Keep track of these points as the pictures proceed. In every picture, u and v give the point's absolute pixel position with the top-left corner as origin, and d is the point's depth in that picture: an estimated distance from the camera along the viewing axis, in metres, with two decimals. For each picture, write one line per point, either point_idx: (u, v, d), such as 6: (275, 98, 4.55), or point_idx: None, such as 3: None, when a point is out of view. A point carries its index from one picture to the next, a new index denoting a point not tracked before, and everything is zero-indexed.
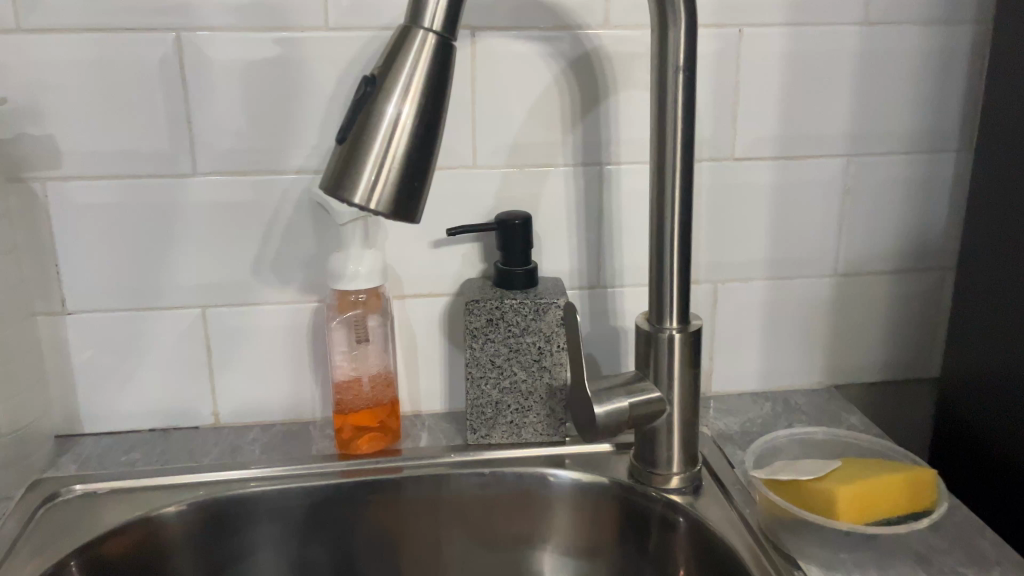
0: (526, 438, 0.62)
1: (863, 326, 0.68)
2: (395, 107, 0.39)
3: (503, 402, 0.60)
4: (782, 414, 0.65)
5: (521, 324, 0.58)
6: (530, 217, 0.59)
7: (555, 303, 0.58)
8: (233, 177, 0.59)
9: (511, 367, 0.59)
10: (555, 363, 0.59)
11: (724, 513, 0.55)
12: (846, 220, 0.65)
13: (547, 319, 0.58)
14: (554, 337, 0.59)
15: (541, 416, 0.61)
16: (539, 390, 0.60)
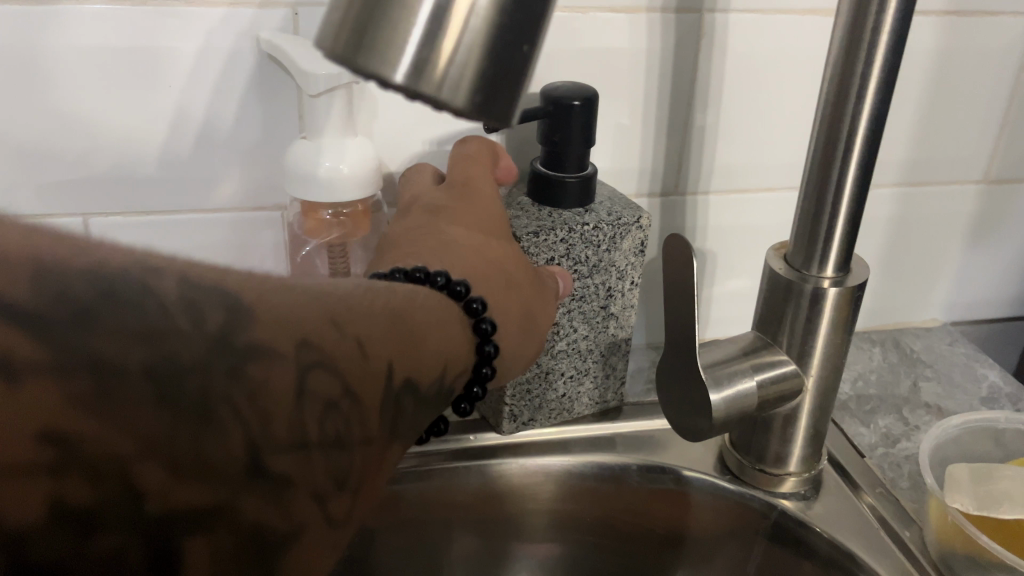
0: (577, 412, 0.44)
1: (1001, 253, 0.52)
2: None
3: (554, 370, 0.41)
4: (900, 367, 0.49)
5: (590, 260, 0.39)
6: (597, 95, 0.37)
7: (635, 222, 0.39)
8: (119, 6, 0.36)
9: (571, 321, 0.40)
10: (624, 308, 0.42)
11: (864, 533, 0.39)
12: (1016, 107, 0.47)
13: (623, 248, 0.39)
14: (627, 272, 0.40)
15: (597, 379, 0.44)
16: (599, 347, 0.42)
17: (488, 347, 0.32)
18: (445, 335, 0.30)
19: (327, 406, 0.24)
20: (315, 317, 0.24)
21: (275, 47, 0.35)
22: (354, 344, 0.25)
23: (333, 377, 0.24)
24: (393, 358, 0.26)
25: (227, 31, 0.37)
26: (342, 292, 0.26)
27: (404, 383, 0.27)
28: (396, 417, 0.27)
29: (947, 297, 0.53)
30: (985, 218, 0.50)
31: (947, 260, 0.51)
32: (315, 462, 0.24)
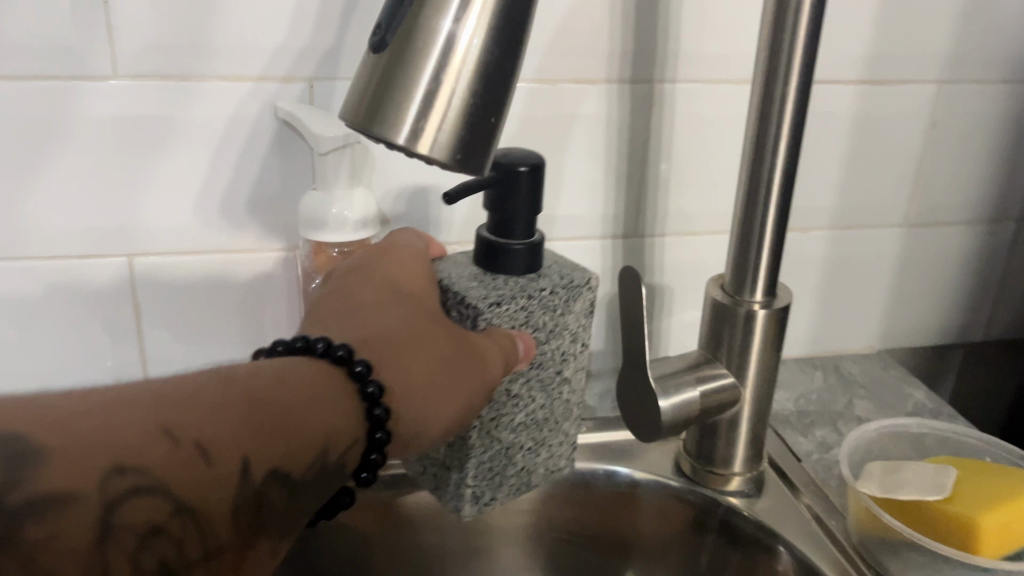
0: (536, 483, 0.44)
1: (925, 289, 0.59)
2: (454, 20, 0.25)
3: (512, 444, 0.41)
4: (838, 387, 0.56)
5: (546, 325, 0.39)
6: (542, 162, 0.38)
7: (587, 285, 0.40)
8: (167, 82, 0.43)
9: (526, 390, 0.40)
10: (576, 369, 0.42)
11: (799, 524, 0.45)
12: (928, 161, 0.55)
13: (576, 309, 0.40)
14: (579, 335, 0.41)
15: (553, 448, 0.43)
16: (555, 413, 0.42)
17: (378, 410, 0.30)
18: (324, 407, 0.29)
19: (150, 532, 0.24)
20: (143, 428, 0.25)
21: (294, 114, 0.43)
22: (193, 450, 0.25)
23: (156, 498, 0.24)
24: (247, 450, 0.26)
25: (255, 101, 0.44)
26: (185, 391, 0.27)
27: (268, 476, 0.27)
28: (258, 518, 0.27)
29: (880, 328, 0.60)
30: (909, 257, 0.58)
31: (878, 295, 0.58)
32: None
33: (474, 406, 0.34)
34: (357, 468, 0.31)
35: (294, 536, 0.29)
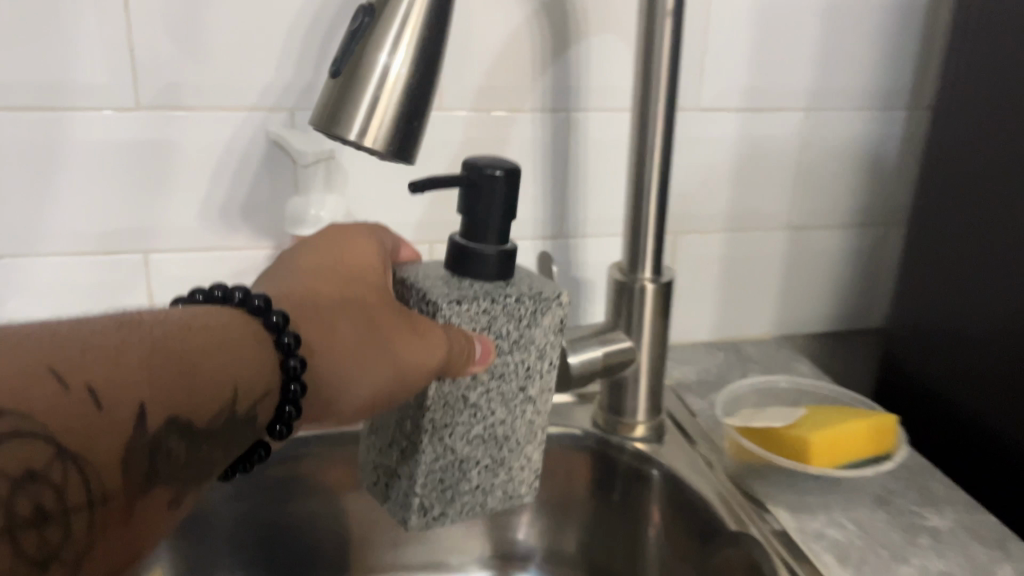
0: (490, 502, 0.42)
1: (811, 283, 0.70)
2: (387, 57, 0.37)
3: (469, 462, 0.40)
4: (735, 364, 0.67)
5: (510, 336, 0.39)
6: (519, 172, 0.39)
7: (556, 306, 0.40)
8: (179, 111, 0.55)
9: (490, 407, 0.40)
10: (542, 390, 0.41)
11: (690, 460, 0.55)
12: (804, 174, 0.66)
13: (544, 324, 0.40)
14: (546, 352, 0.41)
15: (510, 471, 0.41)
16: (516, 437, 0.41)
17: (293, 361, 0.33)
18: (230, 357, 0.31)
19: (30, 475, 0.24)
20: (30, 365, 0.25)
21: (281, 136, 0.54)
22: (83, 391, 0.26)
23: (32, 442, 0.24)
24: (141, 395, 0.27)
25: (248, 127, 0.56)
26: (77, 341, 0.27)
27: (164, 425, 0.28)
28: (153, 464, 0.27)
29: (775, 316, 0.71)
30: (795, 255, 0.69)
31: (771, 288, 0.70)
32: (26, 539, 0.24)
33: (386, 394, 0.36)
34: (272, 421, 0.33)
35: (193, 493, 0.30)
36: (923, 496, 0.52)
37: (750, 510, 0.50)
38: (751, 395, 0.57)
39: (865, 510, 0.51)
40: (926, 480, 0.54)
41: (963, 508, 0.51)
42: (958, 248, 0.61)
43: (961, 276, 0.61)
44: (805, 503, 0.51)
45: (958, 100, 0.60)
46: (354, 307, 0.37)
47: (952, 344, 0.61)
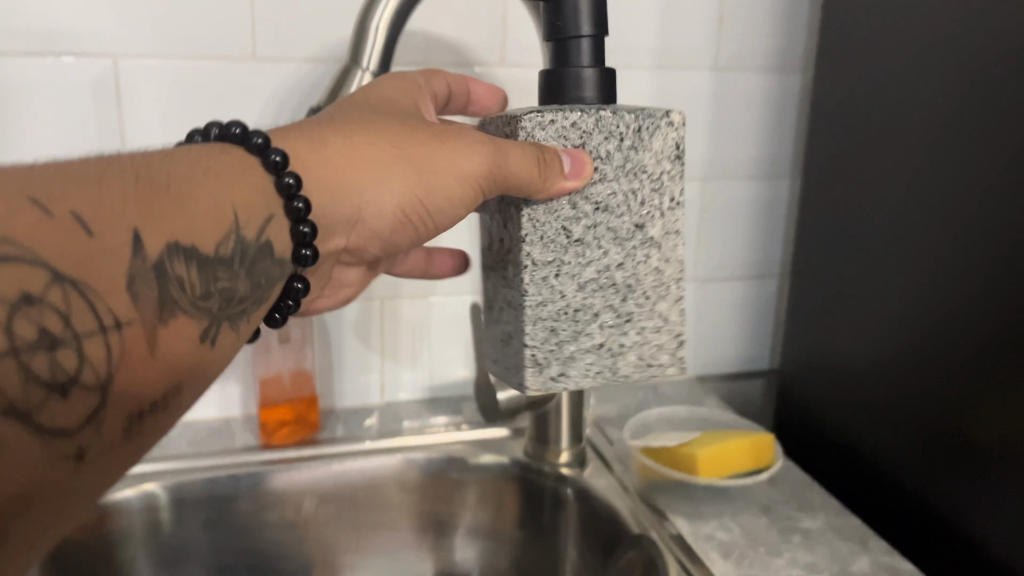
0: (625, 370, 0.46)
1: (716, 327, 0.81)
2: None
3: (586, 311, 0.44)
4: (653, 401, 0.77)
5: (616, 166, 0.43)
6: None
7: (665, 120, 0.43)
8: None
9: (597, 243, 0.44)
10: (667, 233, 0.45)
11: (606, 481, 0.63)
12: (703, 233, 0.78)
13: (654, 147, 0.43)
14: (663, 183, 0.44)
15: (647, 328, 0.45)
16: (644, 283, 0.45)
17: (289, 179, 0.39)
18: (218, 189, 0.37)
19: (32, 300, 0.28)
20: (18, 198, 0.29)
21: None
22: (72, 217, 0.30)
23: (31, 266, 0.28)
24: (135, 221, 0.32)
25: None
26: (70, 184, 0.31)
27: (163, 251, 0.33)
28: (160, 299, 0.33)
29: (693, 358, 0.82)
30: (701, 304, 0.80)
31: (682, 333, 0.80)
32: (70, 353, 0.29)
33: (439, 174, 0.43)
34: (297, 245, 0.40)
35: (223, 321, 0.37)
36: (801, 503, 0.61)
37: (652, 518, 0.59)
38: (662, 425, 0.68)
39: (750, 514, 0.60)
40: (805, 490, 0.63)
41: (833, 510, 0.60)
42: (829, 293, 0.72)
43: (832, 320, 0.72)
44: (699, 511, 0.60)
45: (821, 169, 0.73)
46: (399, 151, 0.43)
47: (830, 375, 0.72)
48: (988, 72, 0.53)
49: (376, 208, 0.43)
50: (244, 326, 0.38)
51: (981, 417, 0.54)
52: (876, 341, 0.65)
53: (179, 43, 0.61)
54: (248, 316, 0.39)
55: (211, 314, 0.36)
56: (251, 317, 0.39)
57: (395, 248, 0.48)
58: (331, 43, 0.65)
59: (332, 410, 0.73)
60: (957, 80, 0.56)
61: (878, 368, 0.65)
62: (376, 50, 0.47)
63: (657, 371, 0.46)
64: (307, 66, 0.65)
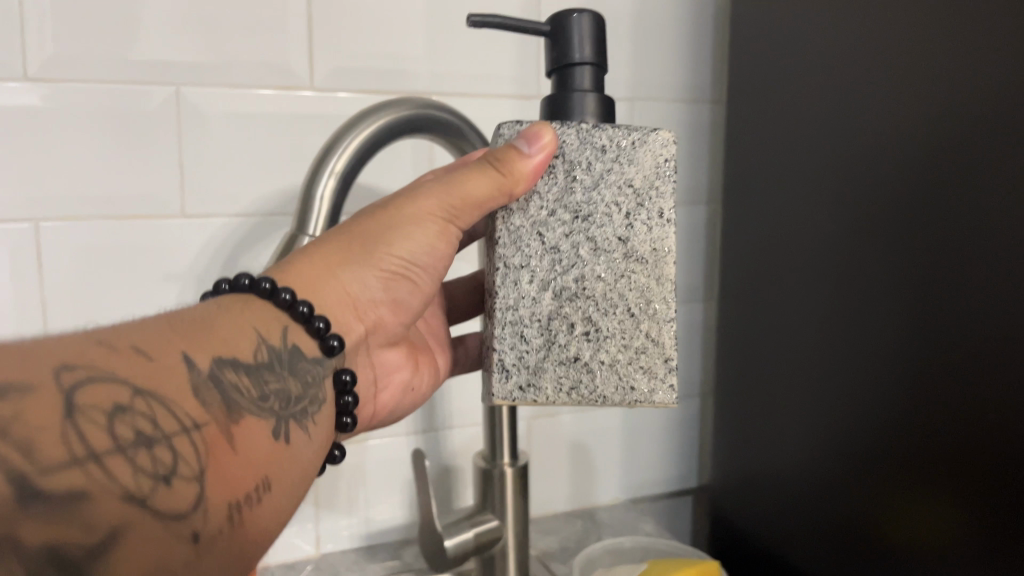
0: (603, 390, 0.40)
1: (645, 450, 0.83)
2: None
3: (561, 318, 0.40)
4: (591, 530, 0.78)
5: (597, 174, 0.40)
6: (603, 22, 0.41)
7: (653, 137, 0.41)
8: None
9: (577, 250, 0.40)
10: (657, 249, 0.41)
11: None
12: None
13: (642, 163, 0.41)
14: (652, 199, 0.41)
15: (630, 348, 0.41)
16: (628, 301, 0.41)
17: (286, 294, 0.40)
18: (242, 318, 0.39)
19: (123, 407, 0.29)
20: (75, 347, 0.30)
21: None
22: (129, 350, 0.32)
23: (113, 382, 0.30)
24: (182, 346, 0.34)
25: None
26: (117, 331, 0.33)
27: (212, 364, 0.35)
28: (226, 403, 0.34)
29: (619, 484, 0.83)
30: (630, 429, 0.82)
31: (614, 457, 0.82)
32: (170, 447, 0.30)
33: (409, 226, 0.44)
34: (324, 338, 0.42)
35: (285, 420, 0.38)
36: None
37: None
38: (603, 557, 0.68)
39: None
40: None
41: None
42: (754, 411, 0.75)
43: (760, 437, 0.75)
44: None
45: (737, 295, 0.78)
46: (361, 232, 0.44)
47: (761, 490, 0.74)
48: (878, 218, 0.58)
49: (364, 282, 0.44)
50: (310, 426, 0.40)
51: (910, 502, 0.56)
52: (802, 446, 0.68)
53: (105, 204, 0.61)
54: (311, 416, 0.40)
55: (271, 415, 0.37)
56: (316, 418, 0.40)
57: (409, 310, 0.48)
58: (260, 199, 0.66)
59: (264, 568, 0.70)
60: (853, 219, 0.61)
61: (806, 470, 0.68)
62: (323, 216, 0.48)
63: (639, 398, 0.41)
64: (235, 221, 0.65)
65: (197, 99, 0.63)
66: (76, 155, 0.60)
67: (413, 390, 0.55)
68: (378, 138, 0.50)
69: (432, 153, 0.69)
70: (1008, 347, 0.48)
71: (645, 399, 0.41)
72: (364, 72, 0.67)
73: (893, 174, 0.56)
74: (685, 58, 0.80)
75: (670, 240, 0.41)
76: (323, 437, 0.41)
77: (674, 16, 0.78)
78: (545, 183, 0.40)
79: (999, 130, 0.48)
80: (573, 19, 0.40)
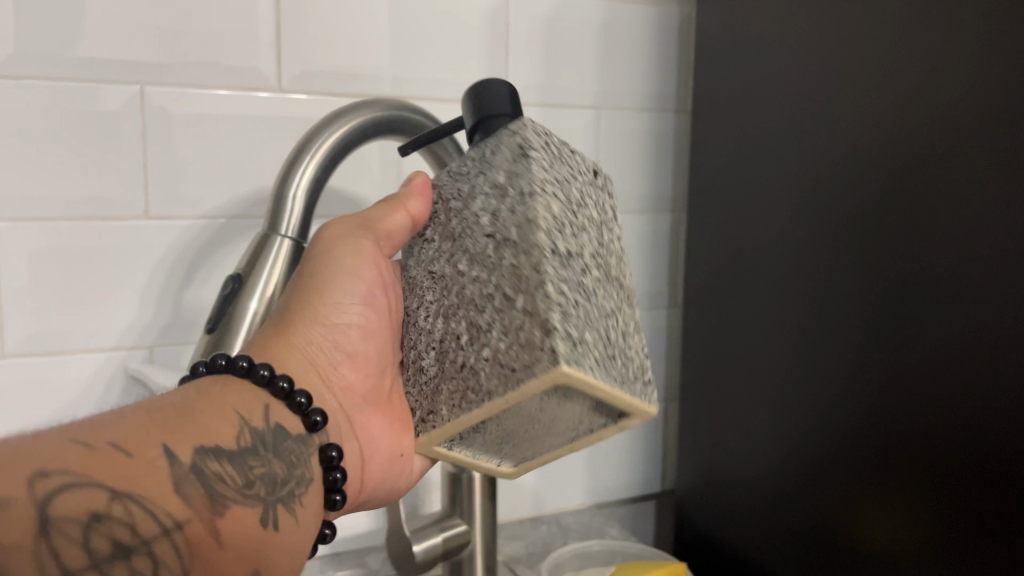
0: (484, 387, 0.35)
1: (610, 454, 0.84)
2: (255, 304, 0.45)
3: (450, 336, 0.38)
4: (557, 534, 0.78)
5: (477, 191, 0.39)
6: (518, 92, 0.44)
7: (515, 134, 0.39)
8: (40, 357, 0.61)
9: (455, 269, 0.39)
10: (522, 225, 0.35)
11: None
12: None
13: (505, 161, 0.38)
14: (518, 183, 0.37)
15: (508, 333, 0.34)
16: (499, 288, 0.35)
17: (264, 370, 0.41)
18: (223, 399, 0.39)
19: (96, 518, 0.31)
20: (51, 448, 0.31)
21: (142, 371, 0.62)
22: (105, 447, 0.33)
23: (91, 489, 0.31)
24: (161, 438, 0.35)
25: (110, 364, 0.63)
26: (99, 426, 0.34)
27: (194, 456, 0.36)
28: (208, 495, 0.35)
29: (585, 490, 0.83)
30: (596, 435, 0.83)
31: (579, 463, 0.82)
32: (144, 556, 0.32)
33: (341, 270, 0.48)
34: (308, 412, 0.42)
35: (275, 504, 0.38)
36: None
37: None
38: (571, 560, 0.69)
39: None
40: None
41: None
42: (721, 419, 0.76)
43: (726, 443, 0.76)
44: None
45: (702, 301, 0.79)
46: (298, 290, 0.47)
47: (727, 497, 0.75)
48: (844, 230, 0.60)
49: (315, 343, 0.46)
50: (298, 508, 0.40)
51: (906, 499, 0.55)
52: (764, 452, 0.70)
53: (64, 205, 0.60)
54: (299, 497, 0.40)
55: (259, 500, 0.37)
56: (303, 500, 0.40)
57: (370, 363, 0.49)
58: (225, 203, 0.65)
59: None
60: (820, 230, 0.62)
61: (774, 483, 0.69)
62: (295, 216, 0.47)
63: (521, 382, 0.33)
64: (199, 224, 0.64)
65: (161, 101, 0.62)
66: (33, 154, 0.59)
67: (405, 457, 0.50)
68: (351, 140, 0.50)
69: (400, 156, 0.69)
70: (985, 357, 0.49)
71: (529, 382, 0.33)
72: (333, 75, 0.67)
73: (858, 186, 0.58)
74: (648, 66, 0.81)
75: (537, 210, 0.35)
76: (314, 517, 0.41)
77: (640, 25, 0.80)
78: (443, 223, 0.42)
79: (956, 142, 0.50)
80: (492, 84, 0.43)
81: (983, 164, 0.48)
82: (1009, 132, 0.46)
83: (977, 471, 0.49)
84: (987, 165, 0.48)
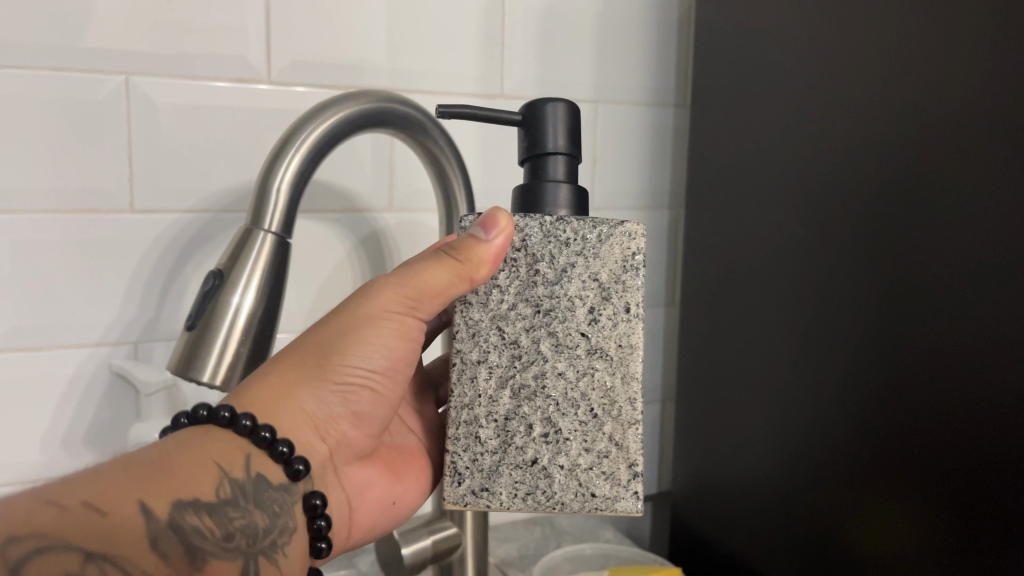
0: (560, 495, 0.39)
1: None
2: (237, 297, 0.43)
3: (518, 419, 0.39)
4: (550, 537, 0.77)
5: (557, 266, 0.39)
6: (576, 110, 0.41)
7: (619, 229, 0.39)
8: (22, 352, 0.60)
9: (539, 348, 0.39)
10: (621, 346, 0.40)
11: None
12: None
13: (607, 256, 0.39)
14: (613, 295, 0.40)
15: (592, 450, 0.40)
16: (590, 403, 0.40)
17: (246, 420, 0.40)
18: (204, 451, 0.38)
19: None
20: (25, 512, 0.31)
21: (126, 369, 0.61)
22: (81, 506, 0.32)
23: (65, 552, 0.30)
24: (141, 495, 0.34)
25: (92, 360, 0.62)
26: (70, 484, 0.33)
27: (172, 509, 0.35)
28: (188, 549, 0.35)
29: None
30: None
31: None
32: None
33: (367, 326, 0.43)
34: (291, 462, 0.41)
35: (257, 557, 0.38)
36: None
37: None
38: (564, 564, 0.67)
39: None
40: None
41: None
42: (719, 422, 0.75)
43: (724, 446, 0.74)
44: None
45: (699, 300, 0.77)
46: (313, 348, 0.43)
47: (723, 501, 0.74)
48: (843, 226, 0.58)
49: (320, 399, 0.43)
50: (280, 557, 0.39)
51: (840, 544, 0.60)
52: (761, 456, 0.68)
53: (42, 197, 0.58)
54: (281, 547, 0.40)
55: (240, 555, 0.37)
56: (286, 549, 0.40)
57: (370, 422, 0.47)
58: (212, 196, 0.64)
59: None
60: (821, 226, 0.60)
61: (772, 487, 0.67)
62: (280, 209, 0.46)
63: (601, 504, 0.40)
64: (184, 218, 0.63)
65: (147, 90, 0.60)
66: (12, 143, 0.57)
67: (393, 505, 0.51)
68: (337, 132, 0.48)
69: (392, 149, 0.68)
70: (986, 359, 0.47)
71: (604, 505, 0.40)
72: (325, 68, 0.66)
73: (859, 182, 0.57)
74: (649, 60, 0.80)
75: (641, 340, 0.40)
76: (297, 564, 0.41)
77: (639, 19, 0.78)
78: (505, 275, 0.40)
79: (957, 140, 0.49)
80: (548, 109, 0.40)
81: (981, 163, 0.47)
82: (1007, 129, 0.45)
83: (969, 485, 0.48)
84: (986, 167, 0.47)
